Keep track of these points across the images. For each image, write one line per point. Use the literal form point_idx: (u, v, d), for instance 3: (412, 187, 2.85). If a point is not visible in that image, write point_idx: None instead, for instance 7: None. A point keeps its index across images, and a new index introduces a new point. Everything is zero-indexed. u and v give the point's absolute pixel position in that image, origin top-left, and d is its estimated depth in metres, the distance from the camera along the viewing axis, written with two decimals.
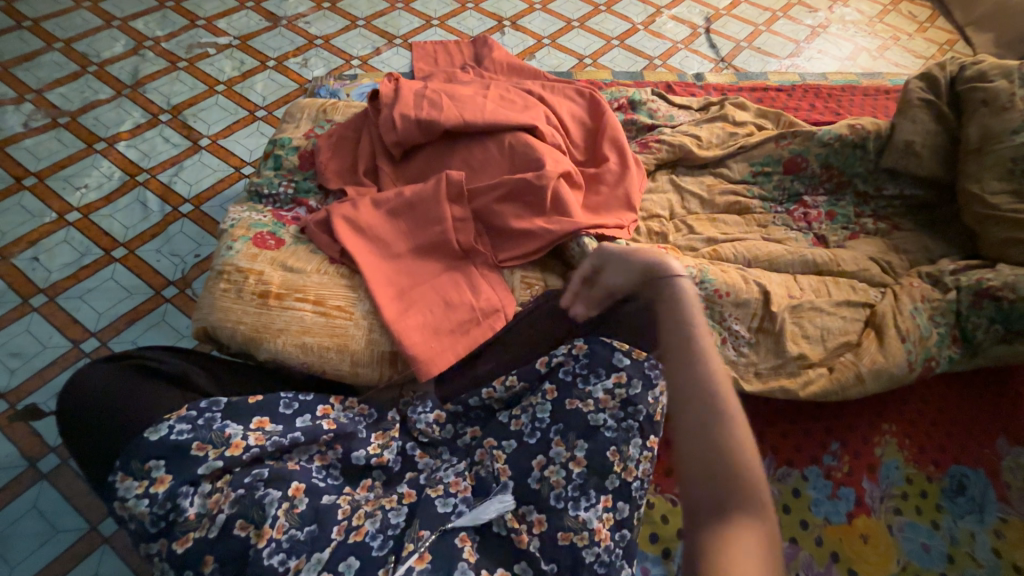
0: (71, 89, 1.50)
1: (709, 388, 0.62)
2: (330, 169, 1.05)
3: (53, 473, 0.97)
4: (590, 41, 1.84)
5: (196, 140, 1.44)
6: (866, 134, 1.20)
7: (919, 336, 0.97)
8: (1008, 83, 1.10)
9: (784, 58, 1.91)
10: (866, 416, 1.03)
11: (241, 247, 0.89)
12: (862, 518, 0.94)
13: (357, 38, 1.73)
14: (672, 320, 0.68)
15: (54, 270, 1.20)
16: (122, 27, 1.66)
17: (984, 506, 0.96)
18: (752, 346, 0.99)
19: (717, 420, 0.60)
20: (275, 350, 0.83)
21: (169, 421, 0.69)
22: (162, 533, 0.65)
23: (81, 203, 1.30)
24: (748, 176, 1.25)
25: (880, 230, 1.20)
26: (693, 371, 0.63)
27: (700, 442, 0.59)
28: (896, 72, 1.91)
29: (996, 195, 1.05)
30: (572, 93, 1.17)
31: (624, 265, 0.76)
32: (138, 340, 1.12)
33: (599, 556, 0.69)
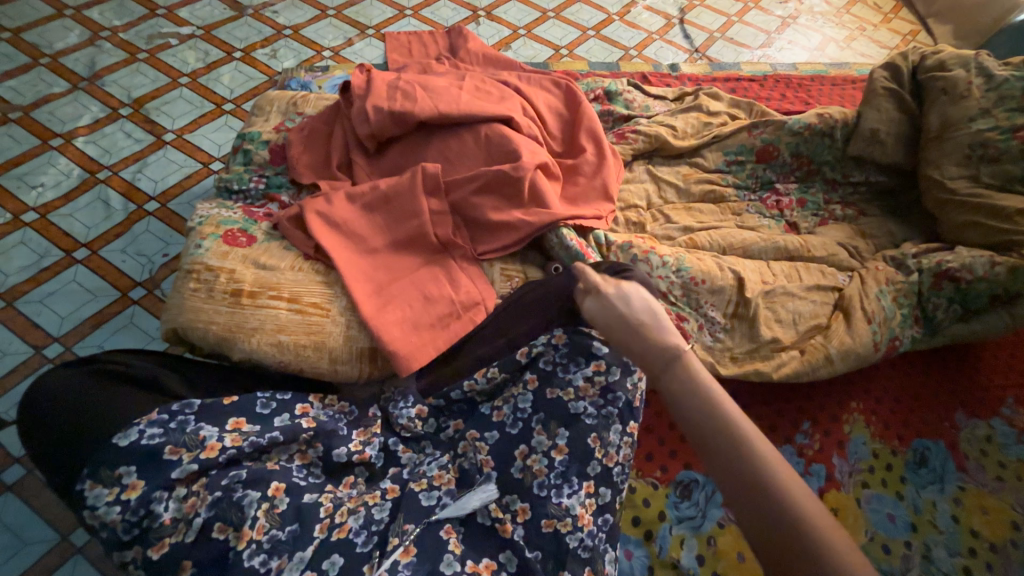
0: (22, 82, 1.42)
1: (756, 471, 0.57)
2: (302, 164, 1.02)
3: (18, 485, 0.93)
4: (566, 31, 1.83)
5: (161, 135, 1.39)
6: (834, 123, 1.24)
7: (884, 317, 1.02)
8: (965, 72, 1.15)
9: (756, 48, 1.94)
10: (835, 396, 1.07)
11: (210, 244, 0.86)
12: (832, 493, 0.98)
13: (328, 29, 1.68)
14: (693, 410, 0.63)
15: (11, 273, 1.14)
16: (76, 16, 1.58)
17: (944, 476, 1.02)
18: (727, 331, 1.01)
19: (785, 514, 0.54)
20: (250, 350, 0.81)
21: (139, 425, 0.67)
22: (136, 540, 0.64)
23: (38, 203, 1.24)
24: (722, 166, 1.27)
25: (848, 216, 1.24)
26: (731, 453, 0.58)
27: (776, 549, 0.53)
28: (862, 62, 1.96)
29: (954, 180, 1.10)
30: (549, 83, 1.16)
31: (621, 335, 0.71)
32: (105, 344, 1.08)
33: (583, 541, 0.71)
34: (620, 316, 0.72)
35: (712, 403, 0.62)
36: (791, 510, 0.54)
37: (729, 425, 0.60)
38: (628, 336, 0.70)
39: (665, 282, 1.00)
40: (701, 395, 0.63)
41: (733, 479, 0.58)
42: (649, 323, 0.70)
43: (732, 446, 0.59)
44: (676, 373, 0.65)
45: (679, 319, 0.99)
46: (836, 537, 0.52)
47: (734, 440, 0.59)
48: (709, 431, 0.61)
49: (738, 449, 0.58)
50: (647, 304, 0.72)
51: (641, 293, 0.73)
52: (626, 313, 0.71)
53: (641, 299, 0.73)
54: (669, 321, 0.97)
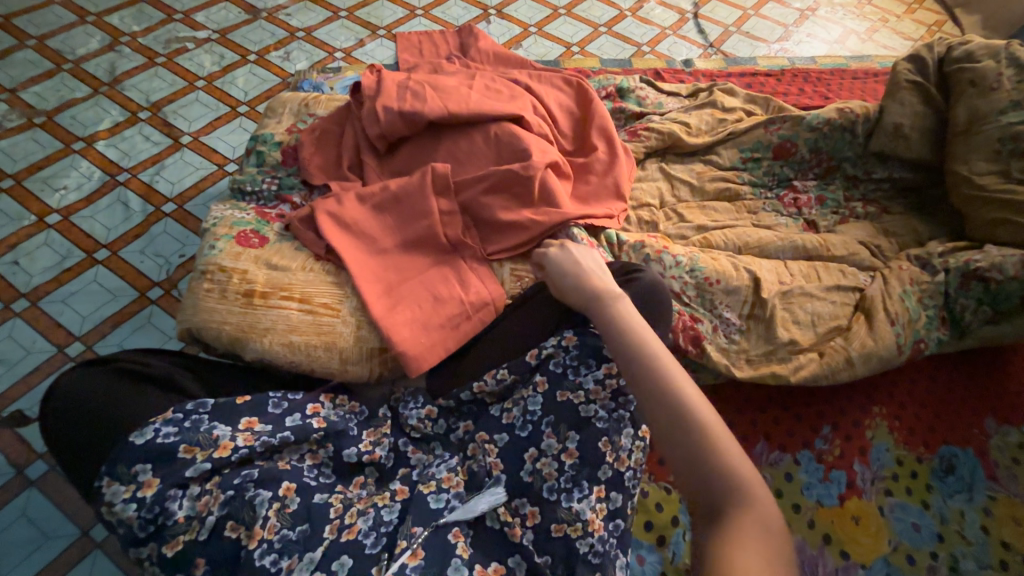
0: (46, 88, 1.46)
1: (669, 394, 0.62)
2: (314, 165, 1.03)
3: (41, 480, 0.96)
4: (577, 28, 1.81)
5: (178, 138, 1.41)
6: (855, 118, 1.20)
7: (908, 319, 0.98)
8: (995, 64, 1.10)
9: (773, 42, 1.90)
10: (856, 400, 1.04)
11: (223, 246, 0.87)
12: (853, 500, 0.95)
13: (340, 30, 1.69)
14: (621, 340, 0.68)
15: (35, 274, 1.18)
16: (97, 22, 1.61)
17: (972, 485, 0.98)
18: (743, 333, 0.99)
19: (690, 428, 0.59)
20: (262, 350, 0.82)
21: (155, 424, 0.68)
22: (151, 537, 0.65)
23: (60, 205, 1.27)
24: (738, 163, 1.24)
25: (869, 214, 1.20)
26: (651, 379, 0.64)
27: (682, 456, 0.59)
28: (884, 54, 1.90)
29: (983, 176, 1.06)
30: (560, 82, 1.15)
31: (568, 282, 0.77)
32: (124, 343, 1.11)
33: (593, 547, 0.70)
34: (568, 267, 0.79)
35: (634, 333, 0.68)
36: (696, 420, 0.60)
37: (656, 358, 0.65)
38: (574, 283, 0.77)
39: (679, 282, 0.98)
40: (632, 334, 0.68)
41: (654, 402, 0.62)
42: (596, 274, 0.77)
43: (650, 369, 0.64)
44: (609, 312, 0.71)
45: (693, 320, 0.97)
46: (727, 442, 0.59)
47: (654, 370, 0.64)
48: (632, 364, 0.66)
49: (655, 371, 0.64)
50: (596, 260, 0.80)
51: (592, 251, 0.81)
52: (576, 264, 0.79)
53: (593, 256, 0.80)
54: (683, 322, 0.95)
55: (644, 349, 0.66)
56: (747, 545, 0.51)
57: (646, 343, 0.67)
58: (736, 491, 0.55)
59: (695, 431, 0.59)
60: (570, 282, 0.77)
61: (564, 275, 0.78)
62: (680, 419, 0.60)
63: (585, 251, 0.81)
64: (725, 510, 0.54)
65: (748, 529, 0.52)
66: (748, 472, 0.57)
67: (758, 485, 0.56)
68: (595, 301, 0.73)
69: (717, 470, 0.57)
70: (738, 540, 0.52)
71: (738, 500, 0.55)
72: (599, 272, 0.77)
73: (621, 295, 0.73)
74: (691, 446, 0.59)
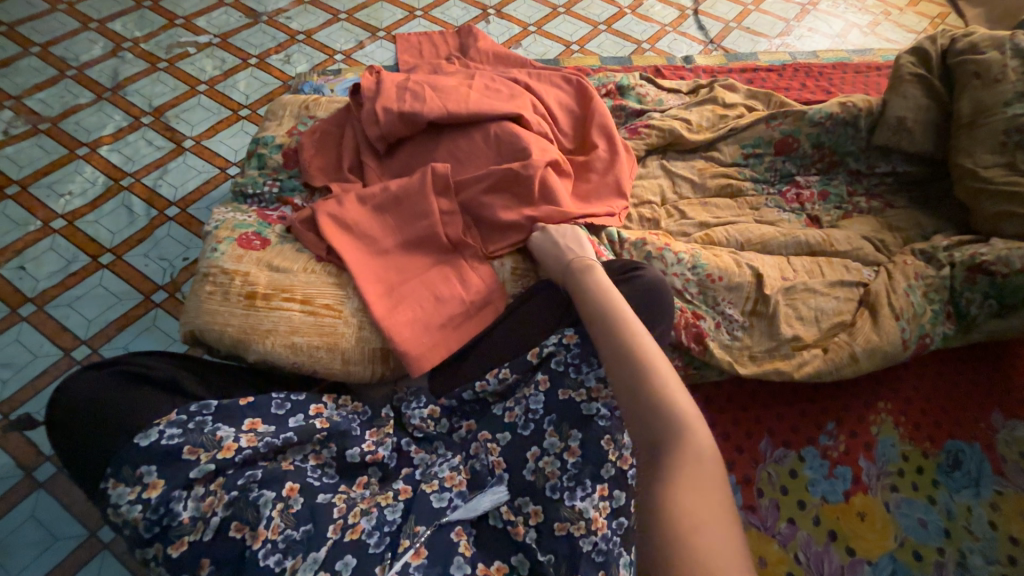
0: (50, 95, 1.47)
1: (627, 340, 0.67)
2: (314, 167, 1.04)
3: (50, 482, 0.97)
4: (577, 27, 1.81)
5: (180, 142, 1.42)
6: (857, 112, 1.19)
7: (913, 314, 0.97)
8: (1000, 55, 1.09)
9: (774, 37, 1.89)
10: (861, 395, 1.03)
11: (226, 248, 0.88)
12: (859, 497, 0.94)
13: (339, 33, 1.70)
14: (587, 299, 0.75)
15: (41, 278, 1.19)
16: (100, 29, 1.63)
17: (979, 480, 0.97)
18: (746, 329, 0.98)
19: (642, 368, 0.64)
20: (265, 352, 0.83)
21: (159, 426, 0.69)
22: (155, 539, 0.65)
23: (66, 210, 1.29)
24: (739, 159, 1.23)
25: (873, 209, 1.19)
26: (611, 327, 0.69)
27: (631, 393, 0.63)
28: (887, 47, 1.88)
29: (988, 168, 1.05)
30: (560, 79, 1.15)
31: (552, 260, 0.86)
32: (129, 346, 1.12)
33: (597, 545, 0.69)
34: (553, 251, 0.87)
35: (600, 293, 0.75)
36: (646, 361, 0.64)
37: (619, 314, 0.71)
38: (560, 264, 0.84)
39: (681, 279, 0.97)
40: (598, 294, 0.75)
41: (614, 356, 0.67)
42: (578, 256, 0.83)
43: (611, 320, 0.70)
44: (581, 278, 0.79)
45: (695, 317, 0.96)
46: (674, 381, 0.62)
47: (615, 321, 0.70)
48: (599, 323, 0.71)
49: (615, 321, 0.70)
50: (579, 241, 0.86)
51: (574, 231, 0.88)
52: (561, 247, 0.86)
53: (576, 236, 0.87)
54: (686, 319, 0.95)
55: (610, 310, 0.72)
56: (681, 468, 0.55)
57: (614, 305, 0.72)
58: (680, 433, 0.58)
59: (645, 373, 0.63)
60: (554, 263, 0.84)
61: (549, 254, 0.87)
62: (632, 361, 0.65)
63: (572, 237, 0.87)
64: (667, 448, 0.57)
65: (684, 464, 0.55)
66: (694, 420, 0.59)
67: (703, 431, 0.58)
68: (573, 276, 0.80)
69: (661, 405, 0.60)
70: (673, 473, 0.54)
71: (680, 442, 0.57)
72: (578, 249, 0.85)
73: (596, 269, 0.79)
74: (643, 394, 0.62)
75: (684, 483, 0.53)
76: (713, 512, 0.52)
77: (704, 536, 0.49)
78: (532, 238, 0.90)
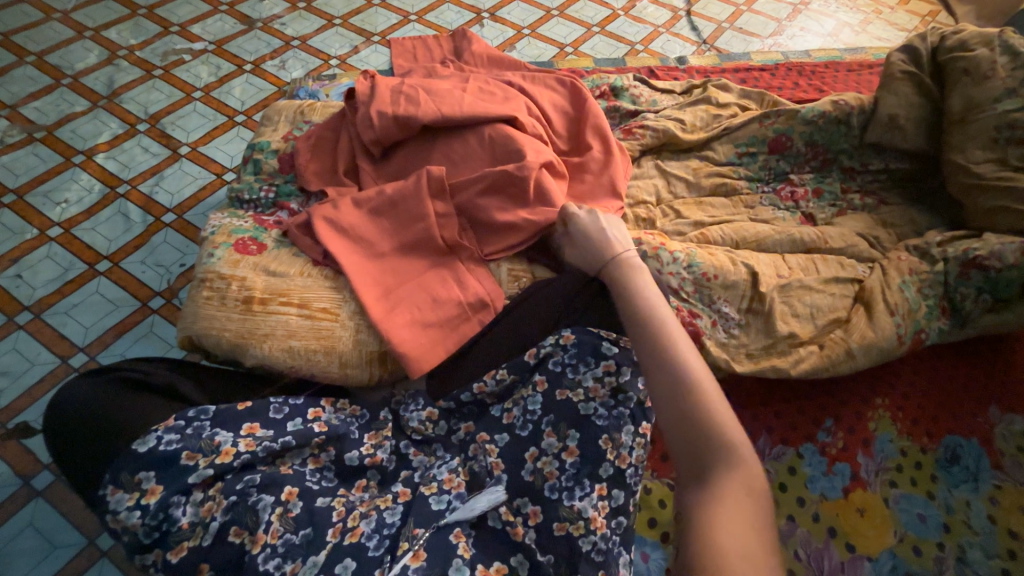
0: (46, 103, 1.47)
1: (675, 362, 0.66)
2: (310, 171, 1.04)
3: (48, 490, 0.97)
4: (570, 29, 1.82)
5: (176, 148, 1.43)
6: (850, 110, 1.20)
7: (908, 309, 0.98)
8: (989, 51, 1.10)
9: (766, 37, 1.90)
10: (858, 392, 1.03)
11: (222, 253, 0.88)
12: (858, 493, 0.95)
13: (334, 38, 1.71)
14: (632, 312, 0.73)
15: (38, 286, 1.19)
16: (95, 37, 1.63)
17: (977, 475, 0.97)
18: (742, 327, 0.99)
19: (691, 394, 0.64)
20: (262, 356, 0.82)
21: (157, 432, 0.68)
22: (156, 543, 0.66)
23: (62, 218, 1.29)
24: (733, 158, 1.24)
25: (867, 206, 1.20)
26: (658, 348, 0.68)
27: (680, 418, 0.63)
28: (878, 45, 1.90)
29: (980, 164, 1.05)
30: (554, 82, 1.15)
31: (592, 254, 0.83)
32: (126, 353, 1.12)
33: (596, 545, 0.69)
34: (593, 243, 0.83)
35: (643, 306, 0.73)
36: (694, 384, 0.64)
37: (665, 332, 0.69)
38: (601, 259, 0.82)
39: (676, 278, 0.97)
40: (643, 307, 0.73)
41: (665, 381, 0.65)
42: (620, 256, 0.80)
43: (655, 337, 0.69)
44: (626, 285, 0.76)
45: (691, 315, 0.97)
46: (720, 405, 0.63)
47: (661, 341, 0.68)
48: (647, 342, 0.69)
49: (660, 339, 0.69)
50: (625, 239, 0.84)
51: (620, 228, 0.85)
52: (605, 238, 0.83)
53: (621, 233, 0.85)
54: (682, 317, 0.95)
55: (656, 327, 0.70)
56: (730, 501, 0.57)
57: (659, 322, 0.70)
58: (727, 468, 0.59)
59: (694, 399, 0.63)
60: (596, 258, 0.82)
61: (589, 248, 0.84)
62: (681, 385, 0.65)
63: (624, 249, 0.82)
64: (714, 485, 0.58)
65: (735, 503, 0.57)
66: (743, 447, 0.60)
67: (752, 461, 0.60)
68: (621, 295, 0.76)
69: (711, 433, 0.61)
70: (720, 514, 0.56)
71: (729, 478, 0.58)
72: (627, 246, 0.82)
73: (642, 276, 0.77)
74: (694, 420, 0.62)
75: (735, 526, 0.55)
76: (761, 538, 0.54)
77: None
78: (574, 224, 0.87)
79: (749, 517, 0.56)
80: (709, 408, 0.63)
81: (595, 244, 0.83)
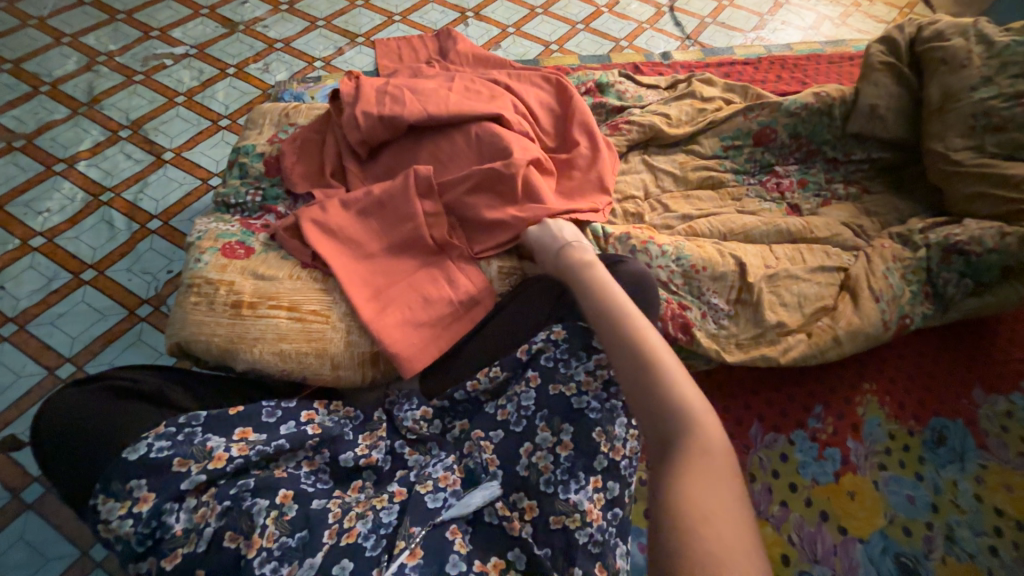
0: (24, 111, 1.45)
1: (630, 336, 0.66)
2: (297, 174, 1.03)
3: (38, 503, 0.95)
4: (555, 27, 1.83)
5: (160, 154, 1.41)
6: (831, 101, 1.22)
7: (892, 295, 1.00)
8: (964, 41, 1.12)
9: (749, 31, 1.92)
10: (847, 378, 1.05)
11: (209, 258, 0.87)
12: (848, 477, 0.96)
13: (318, 39, 1.70)
14: (587, 294, 0.73)
15: (22, 297, 1.17)
16: (73, 43, 1.61)
17: (964, 455, 0.99)
18: (731, 318, 1.00)
19: (648, 363, 0.63)
20: (253, 360, 0.82)
21: (147, 439, 0.68)
22: (149, 551, 0.65)
23: (44, 227, 1.26)
24: (719, 151, 1.25)
25: (851, 195, 1.22)
26: (613, 323, 0.68)
27: (640, 390, 0.63)
28: (858, 38, 1.93)
29: (959, 151, 1.08)
30: (539, 79, 1.15)
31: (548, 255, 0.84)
32: (115, 362, 1.10)
33: (592, 536, 0.70)
34: (547, 246, 0.85)
35: (597, 286, 0.73)
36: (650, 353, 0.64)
37: (619, 308, 0.69)
38: (554, 258, 0.82)
39: (665, 271, 0.99)
40: (598, 287, 0.73)
41: (622, 355, 0.65)
42: (572, 249, 0.81)
43: (610, 314, 0.69)
44: (580, 272, 0.77)
45: (681, 307, 0.98)
46: (677, 369, 0.63)
47: (616, 317, 0.69)
48: (604, 319, 0.69)
49: (614, 315, 0.69)
50: (574, 234, 0.85)
51: (570, 226, 0.87)
52: (556, 239, 0.85)
53: (570, 229, 0.86)
54: (672, 310, 0.96)
55: (611, 305, 0.70)
56: (695, 463, 0.56)
57: (613, 299, 0.71)
58: (690, 432, 0.58)
59: (652, 368, 0.63)
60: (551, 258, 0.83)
61: (544, 252, 0.85)
62: (639, 357, 0.64)
63: (574, 238, 0.84)
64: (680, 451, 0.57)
65: (700, 465, 0.55)
66: (703, 409, 0.59)
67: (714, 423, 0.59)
68: (572, 278, 0.77)
69: (671, 398, 0.60)
70: (687, 480, 0.54)
71: (693, 441, 0.57)
72: (578, 240, 0.83)
73: (596, 262, 0.78)
74: (654, 389, 0.62)
75: (701, 488, 0.53)
76: (728, 496, 0.53)
77: (721, 540, 0.50)
78: (528, 233, 0.89)
79: (715, 478, 0.55)
80: (665, 374, 0.62)
81: (550, 245, 0.84)
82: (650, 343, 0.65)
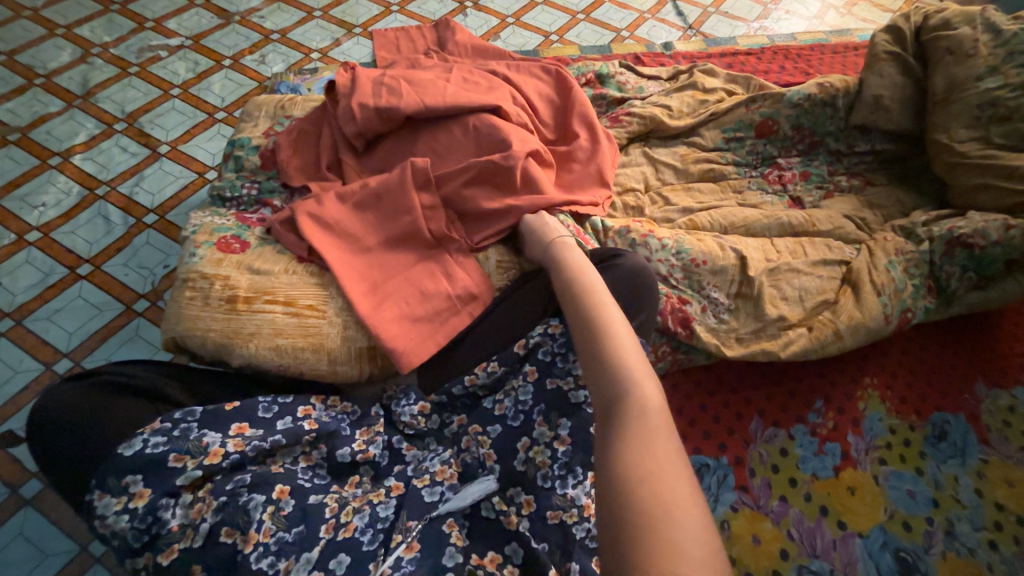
0: (18, 104, 1.43)
1: (589, 309, 0.70)
2: (292, 167, 1.02)
3: (37, 498, 0.95)
4: (555, 17, 1.80)
5: (155, 147, 1.40)
6: (835, 92, 1.20)
7: (894, 289, 0.99)
8: (971, 30, 1.10)
9: (752, 20, 1.89)
10: (847, 372, 1.04)
11: (204, 252, 0.87)
12: (848, 472, 0.96)
13: (315, 30, 1.68)
14: (558, 274, 0.78)
15: (18, 292, 1.16)
16: (67, 35, 1.59)
17: (965, 450, 0.99)
18: (732, 312, 0.99)
19: (601, 333, 0.67)
20: (249, 355, 0.81)
21: (143, 435, 0.68)
22: (145, 547, 0.64)
23: (40, 222, 1.26)
24: (721, 143, 1.24)
25: (854, 187, 1.20)
26: (576, 298, 0.72)
27: (592, 356, 0.66)
28: (864, 27, 1.90)
29: (964, 142, 1.06)
30: (538, 70, 1.13)
31: (534, 245, 0.86)
32: (112, 357, 1.10)
33: (590, 531, 0.70)
34: (534, 236, 0.87)
35: (567, 267, 0.77)
36: (605, 324, 0.68)
37: (584, 286, 0.74)
38: (539, 247, 0.85)
39: (665, 265, 0.98)
40: (569, 267, 0.77)
41: (580, 326, 0.69)
42: (555, 237, 0.84)
43: (574, 290, 0.73)
44: (555, 256, 0.81)
45: (681, 302, 0.97)
46: (629, 342, 0.66)
47: (578, 292, 0.73)
48: (568, 296, 0.73)
49: (578, 291, 0.73)
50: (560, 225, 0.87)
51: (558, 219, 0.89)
52: (542, 229, 0.87)
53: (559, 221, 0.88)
54: (672, 304, 0.96)
55: (577, 283, 0.74)
56: (635, 421, 0.58)
57: (579, 278, 0.75)
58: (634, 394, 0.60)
59: (604, 336, 0.66)
60: (537, 246, 0.85)
61: (532, 243, 0.87)
62: (593, 327, 0.68)
63: (559, 228, 0.86)
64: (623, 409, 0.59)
65: (640, 422, 0.58)
66: (649, 376, 0.62)
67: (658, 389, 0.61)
68: (551, 261, 0.81)
69: (620, 364, 0.63)
70: (626, 433, 0.57)
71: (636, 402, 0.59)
72: (562, 229, 0.86)
73: (574, 248, 0.82)
74: (604, 356, 0.65)
75: (638, 442, 0.56)
76: (662, 452, 0.55)
77: (654, 489, 0.52)
78: (521, 225, 0.90)
79: (653, 435, 0.57)
80: (616, 343, 0.65)
81: (538, 235, 0.86)
82: (606, 316, 0.69)
